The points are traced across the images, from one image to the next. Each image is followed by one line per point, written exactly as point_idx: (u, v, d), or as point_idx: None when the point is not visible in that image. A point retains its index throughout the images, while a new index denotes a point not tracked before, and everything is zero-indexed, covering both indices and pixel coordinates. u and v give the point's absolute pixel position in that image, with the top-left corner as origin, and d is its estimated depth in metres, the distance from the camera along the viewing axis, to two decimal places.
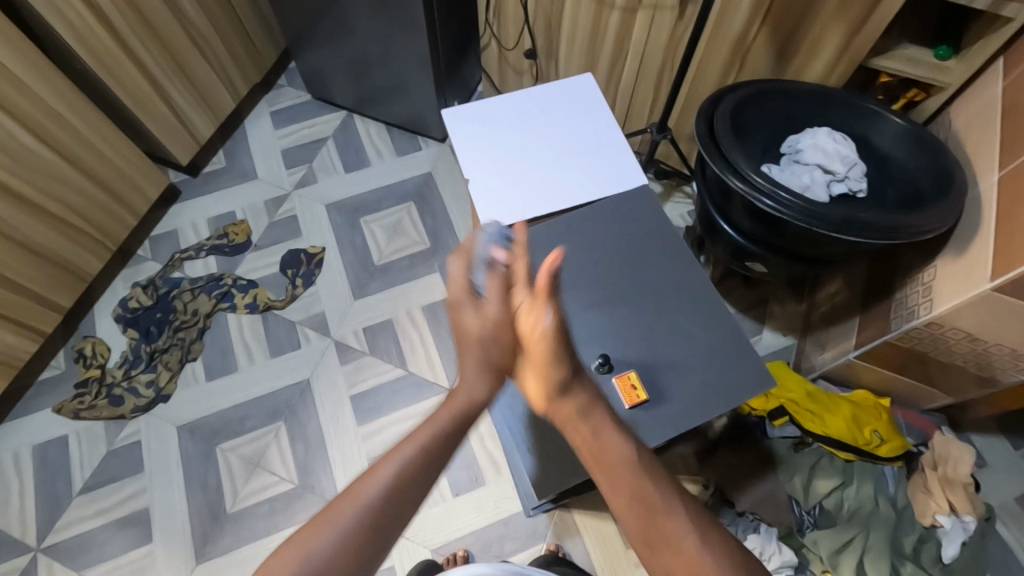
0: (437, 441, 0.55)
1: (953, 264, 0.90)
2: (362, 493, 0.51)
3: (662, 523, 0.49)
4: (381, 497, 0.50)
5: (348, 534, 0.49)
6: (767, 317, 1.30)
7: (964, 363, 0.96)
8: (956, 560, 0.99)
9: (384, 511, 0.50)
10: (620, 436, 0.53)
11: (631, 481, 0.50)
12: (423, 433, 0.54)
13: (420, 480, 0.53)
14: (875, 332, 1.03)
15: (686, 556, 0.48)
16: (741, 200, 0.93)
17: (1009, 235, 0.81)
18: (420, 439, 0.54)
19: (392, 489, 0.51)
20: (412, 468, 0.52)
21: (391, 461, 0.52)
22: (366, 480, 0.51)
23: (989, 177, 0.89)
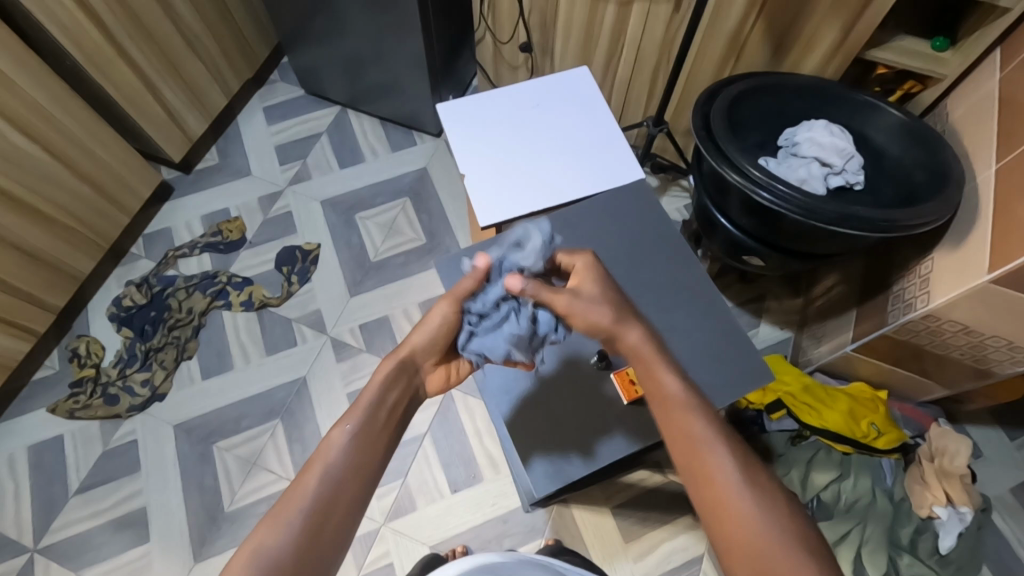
0: (368, 432, 0.60)
1: (950, 257, 0.90)
2: (304, 492, 0.55)
3: (707, 460, 0.53)
4: (324, 492, 0.55)
5: (297, 532, 0.53)
6: (764, 311, 1.30)
7: (961, 356, 0.96)
8: (953, 552, 0.99)
9: (332, 503, 0.55)
10: (675, 379, 0.58)
11: (688, 431, 0.55)
12: (356, 430, 0.59)
13: (363, 472, 0.58)
14: (872, 326, 1.03)
15: (726, 501, 0.51)
16: (737, 194, 0.92)
17: (1006, 229, 0.80)
18: (350, 429, 0.59)
19: (333, 484, 0.56)
20: (347, 460, 0.57)
21: (327, 457, 0.57)
22: (307, 478, 0.56)
23: (986, 170, 0.88)
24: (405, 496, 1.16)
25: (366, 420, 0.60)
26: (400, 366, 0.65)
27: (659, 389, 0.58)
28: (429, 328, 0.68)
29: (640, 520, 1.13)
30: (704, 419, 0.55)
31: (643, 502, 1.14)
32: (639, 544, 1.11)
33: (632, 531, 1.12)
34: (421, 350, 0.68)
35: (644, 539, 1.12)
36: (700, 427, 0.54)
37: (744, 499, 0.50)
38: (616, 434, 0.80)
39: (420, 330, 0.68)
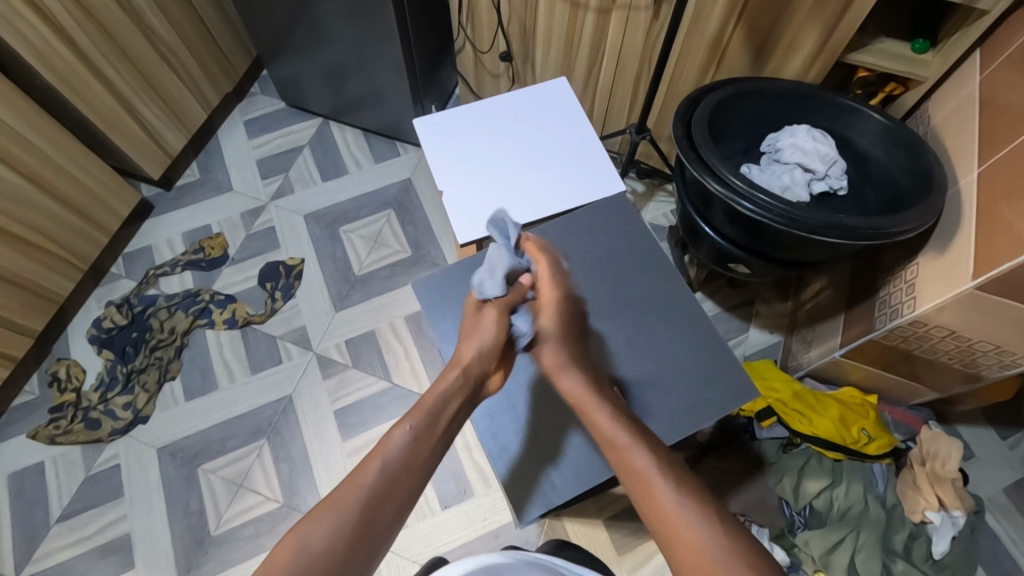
0: (425, 433, 0.60)
1: (935, 263, 0.89)
2: (365, 480, 0.54)
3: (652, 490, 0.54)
4: (380, 483, 0.54)
5: (354, 520, 0.51)
6: (753, 316, 1.29)
7: (950, 360, 0.95)
8: (946, 556, 0.99)
9: (388, 496, 0.54)
10: (620, 425, 0.61)
11: (632, 454, 0.58)
12: (416, 431, 0.59)
13: (418, 470, 0.57)
14: (861, 331, 1.03)
15: (676, 524, 0.51)
16: (720, 203, 0.91)
17: (989, 234, 0.80)
18: (409, 429, 0.59)
19: (389, 478, 0.55)
20: (402, 458, 0.57)
21: (385, 452, 0.57)
22: (368, 470, 0.55)
23: (969, 173, 0.88)
24: None
25: (423, 423, 0.61)
26: (463, 376, 0.66)
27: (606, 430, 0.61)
28: (482, 338, 0.69)
29: (632, 532, 1.12)
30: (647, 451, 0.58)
31: (636, 513, 1.13)
32: (633, 555, 1.10)
33: (625, 543, 1.11)
34: (477, 360, 0.68)
35: (637, 551, 1.10)
36: (645, 459, 0.57)
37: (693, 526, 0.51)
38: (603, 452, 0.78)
39: (471, 340, 0.69)
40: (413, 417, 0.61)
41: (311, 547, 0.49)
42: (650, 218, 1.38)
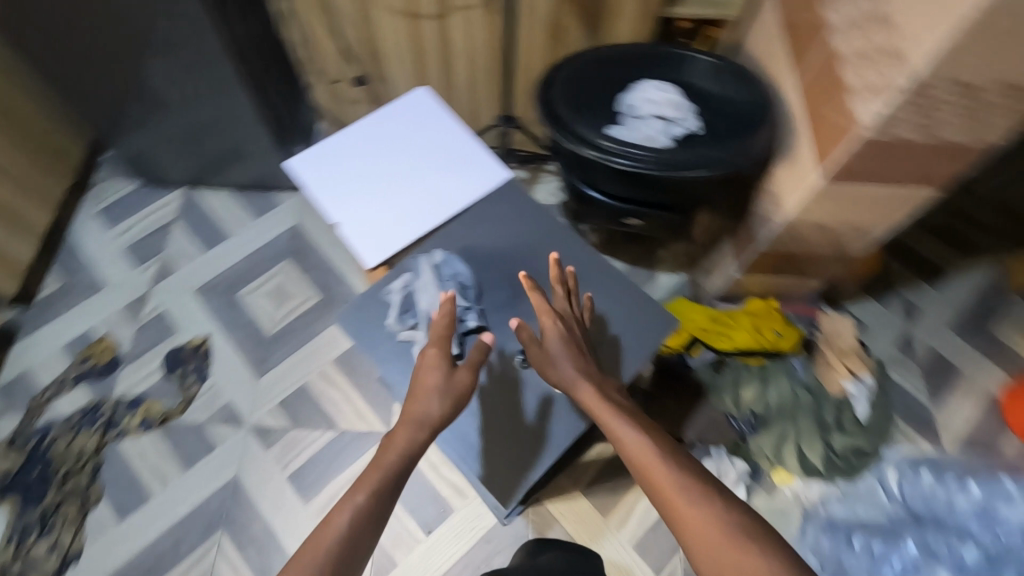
0: (380, 494, 0.65)
1: (788, 169, 1.00)
2: (324, 540, 0.59)
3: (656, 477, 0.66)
4: (340, 543, 0.59)
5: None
6: (656, 263, 1.39)
7: (823, 250, 1.09)
8: (869, 417, 1.13)
9: (350, 552, 0.59)
10: (628, 423, 0.72)
11: (627, 440, 0.70)
12: (364, 502, 0.63)
13: (373, 524, 0.62)
14: (747, 247, 1.14)
15: (668, 495, 0.64)
16: (599, 167, 0.98)
17: (822, 131, 0.89)
18: (364, 494, 0.64)
19: (349, 535, 0.60)
20: (364, 515, 0.62)
21: (342, 514, 0.61)
22: (330, 529, 0.60)
23: (791, 87, 1.00)
24: (381, 556, 1.11)
25: (376, 484, 0.66)
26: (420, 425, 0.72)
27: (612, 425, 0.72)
28: (440, 388, 0.74)
29: (610, 491, 1.17)
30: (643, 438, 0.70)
31: (608, 473, 1.18)
32: (617, 513, 1.15)
33: (607, 504, 1.16)
34: (439, 410, 0.73)
35: (619, 507, 1.15)
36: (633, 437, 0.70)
37: (682, 493, 0.63)
38: (561, 421, 0.82)
39: (427, 392, 0.74)
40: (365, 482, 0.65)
41: None
42: (542, 200, 1.44)
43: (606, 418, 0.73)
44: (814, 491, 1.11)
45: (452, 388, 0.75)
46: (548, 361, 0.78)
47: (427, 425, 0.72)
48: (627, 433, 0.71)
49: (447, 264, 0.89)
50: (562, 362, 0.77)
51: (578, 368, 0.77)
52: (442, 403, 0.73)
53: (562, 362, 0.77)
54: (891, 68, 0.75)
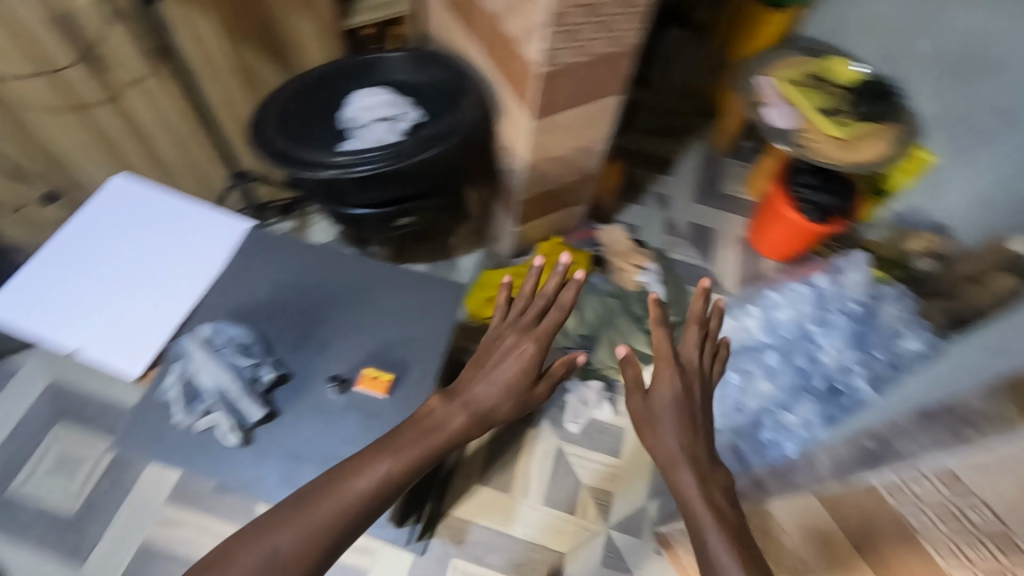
0: (387, 480, 0.63)
1: (505, 122, 1.07)
2: (280, 532, 0.57)
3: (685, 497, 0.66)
4: (303, 543, 0.57)
5: (276, 558, 0.56)
6: (452, 251, 1.44)
7: (569, 178, 1.20)
8: (668, 295, 1.32)
9: (292, 566, 0.56)
10: (678, 447, 0.69)
11: (679, 475, 0.67)
12: (389, 472, 0.64)
13: (341, 532, 0.59)
14: (511, 202, 1.22)
15: (700, 532, 0.63)
16: (344, 184, 0.99)
17: (512, 78, 0.96)
18: (363, 480, 0.62)
19: (309, 539, 0.57)
20: (352, 504, 0.61)
21: (307, 512, 0.59)
22: (305, 514, 0.59)
23: (474, 52, 1.09)
24: None
25: (384, 470, 0.64)
26: (447, 409, 0.71)
27: (657, 444, 0.70)
28: (503, 380, 0.74)
29: (500, 469, 1.23)
30: (687, 466, 0.67)
31: (493, 455, 1.25)
32: (515, 485, 1.22)
33: (503, 481, 1.22)
34: (486, 397, 0.73)
35: (515, 479, 1.23)
36: (670, 451, 0.69)
37: (713, 534, 0.62)
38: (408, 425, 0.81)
39: (488, 381, 0.74)
40: (387, 451, 0.65)
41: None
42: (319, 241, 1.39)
43: (680, 467, 0.67)
44: None
45: (507, 386, 0.74)
46: (652, 420, 0.71)
47: (472, 409, 0.72)
48: (686, 473, 0.67)
49: (218, 331, 0.83)
50: (662, 410, 0.71)
51: (682, 429, 0.70)
52: (488, 391, 0.74)
53: (664, 401, 0.72)
54: (527, 51, 0.88)
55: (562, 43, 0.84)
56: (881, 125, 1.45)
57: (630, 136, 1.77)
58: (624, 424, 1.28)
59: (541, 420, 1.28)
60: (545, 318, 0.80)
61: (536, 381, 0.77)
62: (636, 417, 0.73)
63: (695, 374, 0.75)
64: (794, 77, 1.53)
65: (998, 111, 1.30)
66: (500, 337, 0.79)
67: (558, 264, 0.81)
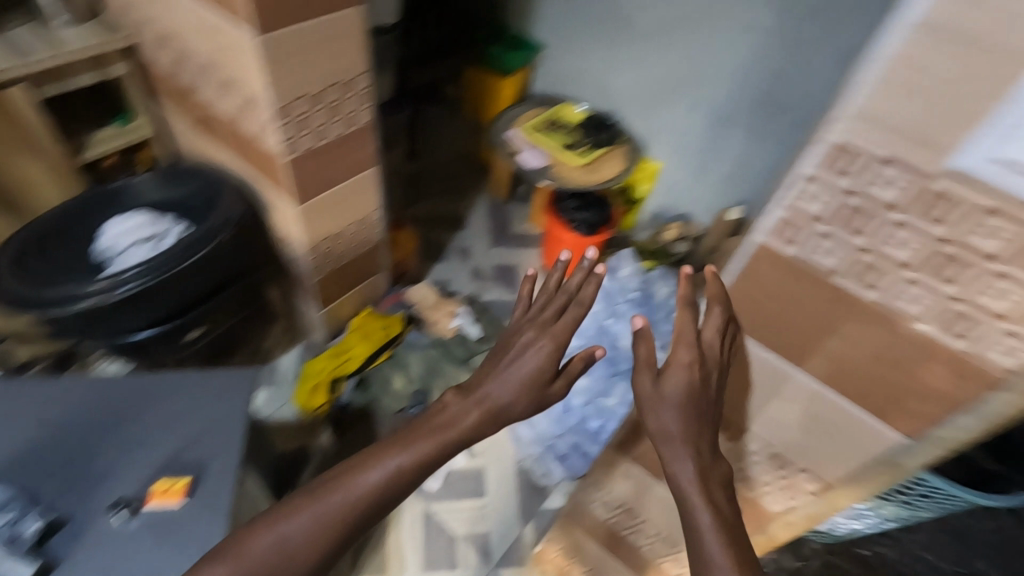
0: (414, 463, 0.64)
1: (273, 214, 1.11)
2: (280, 527, 0.60)
3: (685, 499, 0.54)
4: (296, 537, 0.59)
5: (289, 541, 0.59)
6: (269, 355, 1.43)
7: (355, 251, 1.26)
8: (482, 331, 1.42)
9: (289, 559, 0.59)
10: (690, 438, 0.54)
11: (681, 470, 0.54)
12: (400, 467, 0.63)
13: (364, 512, 0.62)
14: (306, 287, 1.24)
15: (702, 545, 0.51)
16: (111, 311, 0.95)
17: (265, 172, 1.02)
18: (398, 458, 0.63)
19: (307, 532, 0.60)
20: (372, 490, 0.62)
21: (293, 516, 0.61)
22: (329, 493, 0.61)
23: (226, 159, 1.12)
24: None
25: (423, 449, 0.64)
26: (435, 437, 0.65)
27: (662, 427, 0.55)
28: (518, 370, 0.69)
29: (373, 553, 1.21)
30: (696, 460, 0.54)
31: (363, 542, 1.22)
32: (393, 564, 1.20)
33: (379, 565, 1.20)
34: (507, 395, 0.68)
35: (391, 558, 1.21)
36: (681, 451, 0.54)
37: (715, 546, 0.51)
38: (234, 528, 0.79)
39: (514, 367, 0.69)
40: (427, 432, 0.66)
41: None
42: None
43: (679, 456, 0.54)
44: None
45: (523, 381, 0.68)
46: (658, 398, 0.55)
47: (485, 407, 0.67)
48: (687, 467, 0.54)
49: None
50: (675, 398, 0.54)
51: (686, 411, 0.54)
52: (504, 389, 0.68)
53: (676, 389, 0.54)
54: (268, 145, 0.94)
55: (297, 132, 0.93)
56: (611, 148, 1.76)
57: (419, 206, 1.93)
58: (480, 464, 1.35)
59: None
60: (562, 316, 0.72)
61: (553, 378, 0.70)
62: (640, 394, 0.57)
63: (715, 366, 0.55)
64: (534, 126, 1.80)
65: (685, 116, 1.67)
66: (519, 333, 0.72)
67: (586, 257, 0.75)
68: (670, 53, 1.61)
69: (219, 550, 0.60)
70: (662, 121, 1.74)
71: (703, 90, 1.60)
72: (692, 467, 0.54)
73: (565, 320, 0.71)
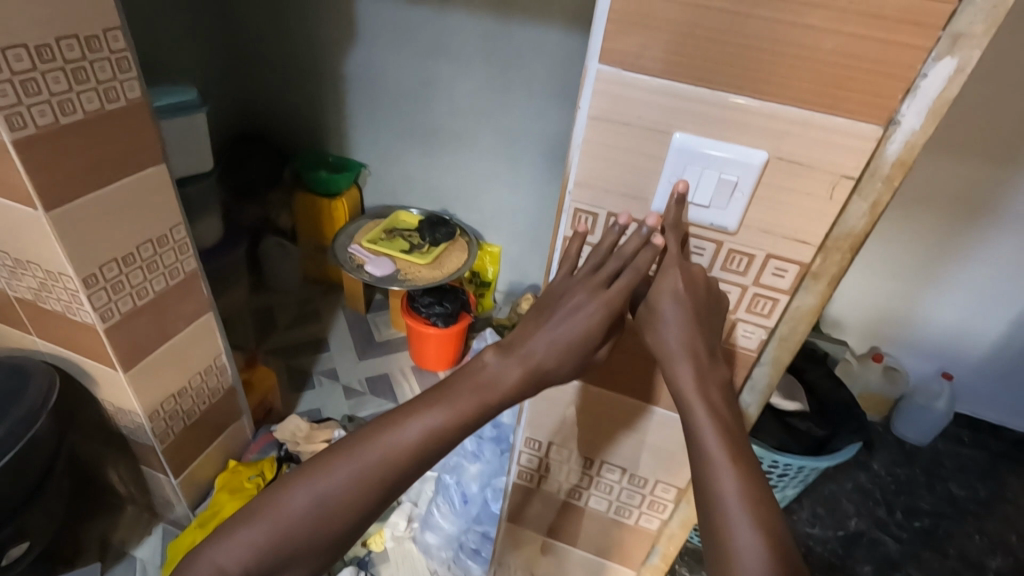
0: (447, 424, 0.55)
1: (98, 387, 1.01)
2: (313, 482, 0.55)
3: (691, 421, 0.53)
4: (323, 508, 0.54)
5: (313, 504, 0.54)
6: (123, 547, 1.27)
7: (207, 404, 1.18)
8: None
9: (320, 523, 0.54)
10: (688, 364, 0.52)
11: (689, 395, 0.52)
12: (442, 425, 0.55)
13: (381, 485, 0.55)
14: (154, 458, 1.12)
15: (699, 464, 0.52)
16: None
17: (79, 345, 0.94)
18: (432, 415, 0.55)
19: (327, 499, 0.54)
20: (404, 453, 0.55)
21: (331, 471, 0.55)
22: (355, 453, 0.55)
23: (30, 343, 1.01)
24: None
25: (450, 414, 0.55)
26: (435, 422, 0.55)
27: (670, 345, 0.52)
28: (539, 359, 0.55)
29: None
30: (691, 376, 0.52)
31: None
32: None
33: None
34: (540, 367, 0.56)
35: None
36: (686, 375, 0.52)
37: (723, 473, 0.50)
38: None
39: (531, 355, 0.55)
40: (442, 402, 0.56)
41: (258, 545, 0.53)
42: None
43: (687, 371, 0.52)
44: (400, 527, 1.32)
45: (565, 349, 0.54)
46: (653, 320, 0.53)
47: (528, 367, 0.56)
48: (687, 369, 0.52)
49: None
50: (670, 315, 0.51)
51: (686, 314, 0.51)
52: (549, 350, 0.55)
53: (670, 306, 0.51)
54: (79, 318, 0.88)
55: (111, 298, 0.88)
56: (452, 242, 1.89)
57: (275, 338, 1.87)
58: None
59: None
60: (620, 278, 0.51)
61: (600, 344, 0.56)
62: (640, 313, 0.54)
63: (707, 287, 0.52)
64: (374, 236, 1.87)
65: (505, 188, 1.86)
66: (568, 293, 0.54)
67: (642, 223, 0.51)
68: (475, 140, 1.80)
69: (252, 509, 0.55)
70: (488, 204, 1.91)
71: (513, 162, 1.80)
72: (693, 377, 0.52)
73: (623, 283, 0.51)
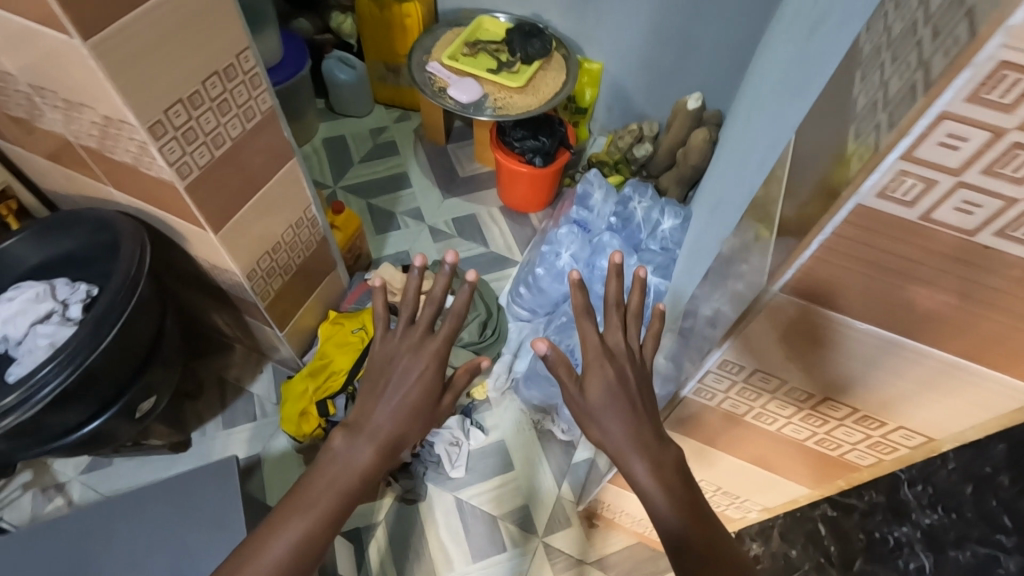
0: (333, 523, 0.59)
1: (189, 244, 0.92)
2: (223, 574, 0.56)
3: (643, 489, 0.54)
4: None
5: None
6: (239, 384, 1.31)
7: (302, 257, 1.09)
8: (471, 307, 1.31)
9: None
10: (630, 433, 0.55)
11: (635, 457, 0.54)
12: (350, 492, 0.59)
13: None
14: (258, 312, 1.08)
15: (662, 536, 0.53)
16: (41, 416, 0.82)
17: (164, 203, 0.83)
18: (337, 489, 0.59)
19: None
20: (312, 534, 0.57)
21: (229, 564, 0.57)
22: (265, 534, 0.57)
23: (109, 194, 0.90)
24: None
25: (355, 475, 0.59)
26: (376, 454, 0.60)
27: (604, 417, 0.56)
28: (394, 392, 0.62)
29: (417, 558, 1.15)
30: (638, 450, 0.55)
31: (401, 548, 1.16)
32: (440, 564, 1.14)
33: (427, 567, 1.14)
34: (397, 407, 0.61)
35: (436, 560, 1.15)
36: (635, 452, 0.54)
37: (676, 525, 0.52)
38: None
39: (381, 400, 0.62)
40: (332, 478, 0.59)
41: None
42: (73, 489, 1.18)
43: (626, 444, 0.55)
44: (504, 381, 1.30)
45: (408, 407, 0.62)
46: (583, 389, 0.58)
47: (379, 440, 0.60)
48: (641, 461, 0.54)
49: None
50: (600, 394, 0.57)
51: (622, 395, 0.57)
52: (392, 419, 0.61)
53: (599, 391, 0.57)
54: (154, 173, 0.75)
55: (185, 149, 0.73)
56: (547, 59, 1.57)
57: (353, 173, 1.73)
58: (499, 437, 1.28)
59: (427, 484, 1.22)
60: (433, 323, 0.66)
61: (441, 392, 0.65)
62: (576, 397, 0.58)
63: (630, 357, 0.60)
64: (455, 50, 1.57)
65: None
66: (395, 357, 0.64)
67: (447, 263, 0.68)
68: None
69: None
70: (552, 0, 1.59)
71: None
72: (642, 453, 0.55)
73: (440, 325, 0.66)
